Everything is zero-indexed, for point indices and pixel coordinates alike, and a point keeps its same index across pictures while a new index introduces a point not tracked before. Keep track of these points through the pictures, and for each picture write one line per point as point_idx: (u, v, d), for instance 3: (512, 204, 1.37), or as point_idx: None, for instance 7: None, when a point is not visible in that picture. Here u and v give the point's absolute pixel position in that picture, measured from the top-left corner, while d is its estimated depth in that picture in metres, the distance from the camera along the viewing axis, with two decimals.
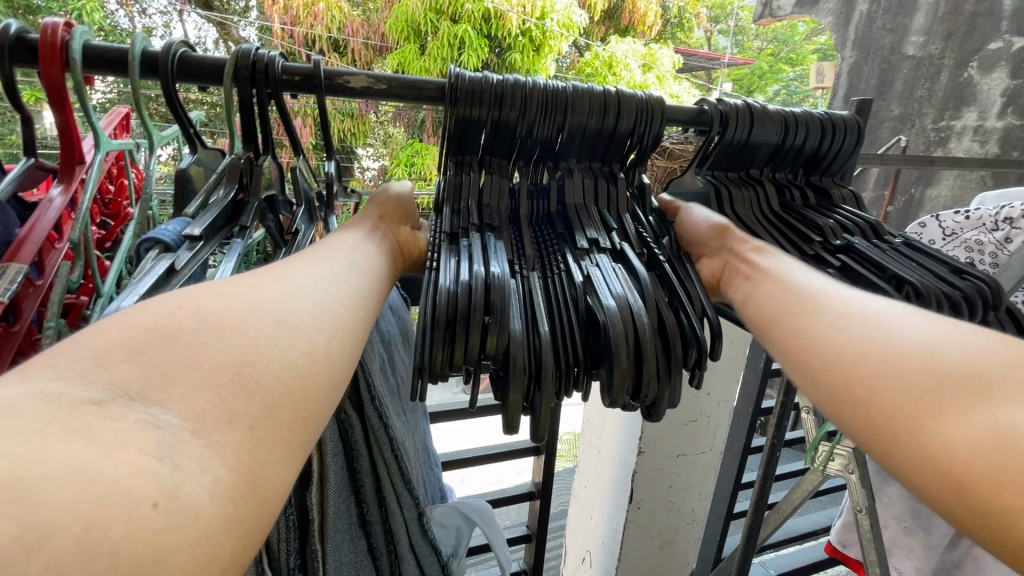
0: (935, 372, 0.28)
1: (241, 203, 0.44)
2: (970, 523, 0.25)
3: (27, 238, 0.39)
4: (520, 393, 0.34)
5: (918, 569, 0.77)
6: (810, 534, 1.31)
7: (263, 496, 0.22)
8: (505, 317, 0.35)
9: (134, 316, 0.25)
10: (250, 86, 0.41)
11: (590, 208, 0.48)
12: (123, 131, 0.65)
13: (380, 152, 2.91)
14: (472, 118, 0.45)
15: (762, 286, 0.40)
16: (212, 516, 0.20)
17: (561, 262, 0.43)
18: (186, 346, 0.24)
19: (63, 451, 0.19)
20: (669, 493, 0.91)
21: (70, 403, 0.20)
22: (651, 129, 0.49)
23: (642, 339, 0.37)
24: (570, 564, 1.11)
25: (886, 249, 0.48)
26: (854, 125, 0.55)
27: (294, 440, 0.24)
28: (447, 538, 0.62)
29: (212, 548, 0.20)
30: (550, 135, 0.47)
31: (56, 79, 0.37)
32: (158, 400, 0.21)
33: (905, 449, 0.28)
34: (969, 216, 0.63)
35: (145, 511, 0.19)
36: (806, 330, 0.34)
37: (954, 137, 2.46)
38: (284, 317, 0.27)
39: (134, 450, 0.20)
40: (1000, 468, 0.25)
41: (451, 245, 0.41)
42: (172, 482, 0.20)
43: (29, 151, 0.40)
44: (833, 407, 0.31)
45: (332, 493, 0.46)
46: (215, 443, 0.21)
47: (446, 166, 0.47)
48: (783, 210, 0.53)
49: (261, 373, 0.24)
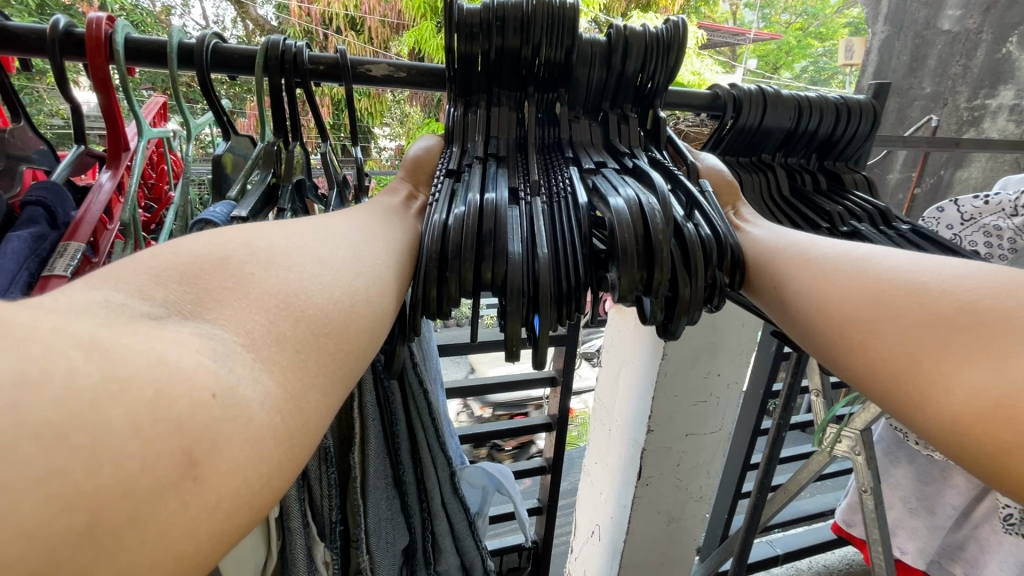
0: (930, 310, 0.30)
1: (275, 187, 0.46)
2: (975, 459, 0.26)
3: (83, 219, 0.42)
4: (518, 321, 0.35)
5: (921, 549, 0.78)
6: (817, 515, 1.35)
7: (305, 412, 0.24)
8: (501, 244, 0.36)
9: (182, 247, 0.28)
10: (279, 75, 0.43)
11: (598, 144, 0.49)
12: (161, 119, 0.69)
13: (396, 132, 2.94)
14: (475, 55, 0.45)
15: (758, 238, 0.43)
16: (263, 422, 0.22)
17: (567, 180, 0.43)
18: (233, 275, 0.26)
19: (132, 336, 0.21)
20: (677, 471, 0.93)
21: (132, 312, 0.23)
22: (666, 63, 0.48)
23: (656, 241, 0.36)
24: (579, 538, 1.14)
25: (894, 235, 0.48)
26: (870, 111, 0.54)
27: (335, 372, 0.27)
28: (473, 495, 0.67)
29: (261, 452, 0.22)
30: (558, 55, 0.46)
31: (101, 71, 0.40)
32: (212, 317, 0.24)
33: (906, 392, 0.29)
34: (989, 201, 0.62)
35: (205, 398, 0.21)
36: (803, 273, 0.36)
37: (988, 116, 2.35)
38: (324, 258, 0.31)
39: (195, 348, 0.22)
40: (1007, 411, 0.25)
41: (454, 180, 0.43)
42: (229, 381, 0.22)
43: (78, 139, 0.43)
44: (834, 348, 0.33)
45: (372, 453, 0.49)
46: (264, 358, 0.24)
47: (454, 105, 0.49)
48: (792, 195, 0.53)
49: (307, 304, 0.27)
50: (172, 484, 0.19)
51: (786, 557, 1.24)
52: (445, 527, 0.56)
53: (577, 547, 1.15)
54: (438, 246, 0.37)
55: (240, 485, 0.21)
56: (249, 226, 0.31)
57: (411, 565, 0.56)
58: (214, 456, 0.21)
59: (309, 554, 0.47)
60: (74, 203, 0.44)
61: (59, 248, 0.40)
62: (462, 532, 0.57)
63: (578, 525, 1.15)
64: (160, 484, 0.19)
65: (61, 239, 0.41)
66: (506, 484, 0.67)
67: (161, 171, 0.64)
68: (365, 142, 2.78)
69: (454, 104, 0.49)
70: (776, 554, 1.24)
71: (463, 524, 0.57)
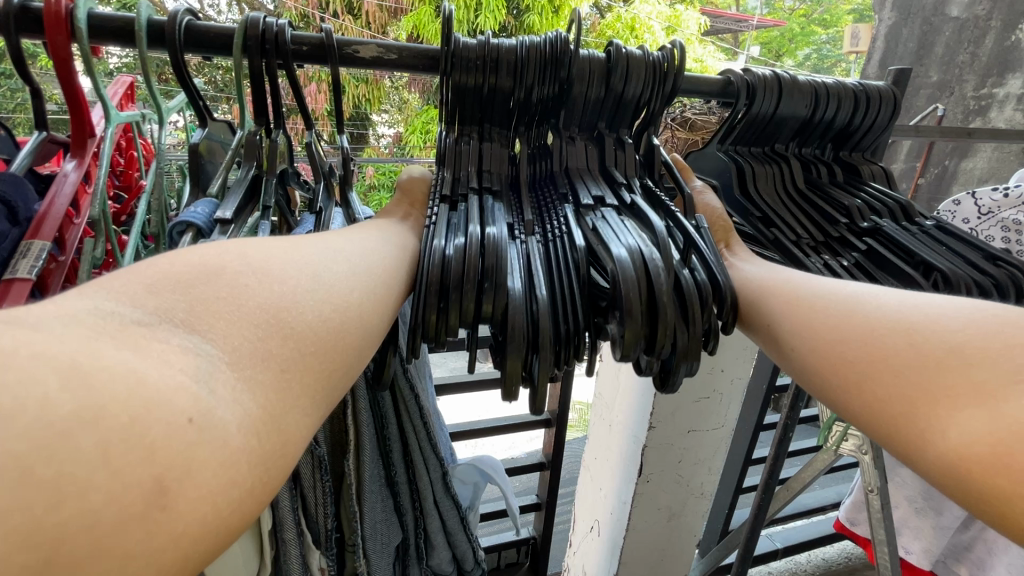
0: (921, 350, 0.28)
1: (257, 178, 0.43)
2: (975, 501, 0.24)
3: (48, 214, 0.40)
4: (519, 361, 0.33)
5: (926, 549, 0.77)
6: (817, 510, 1.35)
7: (287, 438, 0.22)
8: (501, 280, 0.34)
9: (180, 255, 0.25)
10: (260, 57, 0.40)
11: (594, 171, 0.46)
12: (128, 100, 0.65)
13: (394, 118, 2.87)
14: (467, 88, 0.43)
15: (744, 269, 0.41)
16: (239, 446, 0.20)
17: (562, 220, 0.41)
18: (229, 283, 0.24)
19: (112, 353, 0.19)
20: (679, 468, 0.91)
21: (120, 321, 0.21)
22: (663, 90, 0.46)
23: (660, 297, 0.34)
24: (577, 533, 1.13)
25: (916, 232, 0.47)
26: (890, 97, 0.51)
27: (321, 394, 0.25)
28: (465, 491, 0.65)
29: (233, 477, 0.20)
30: (552, 92, 0.44)
31: (63, 49, 0.37)
32: (201, 329, 0.22)
33: (899, 433, 0.27)
34: (1009, 194, 0.59)
35: (181, 425, 0.19)
36: (791, 313, 0.34)
37: (995, 105, 2.30)
38: (317, 271, 0.28)
39: (177, 367, 0.20)
40: (1006, 457, 0.23)
41: (449, 209, 0.40)
42: (208, 403, 0.20)
43: (40, 125, 0.41)
44: (824, 390, 0.31)
45: (368, 459, 0.47)
46: (247, 378, 0.22)
47: (447, 131, 0.45)
48: (808, 188, 0.51)
49: (297, 321, 0.25)
50: (137, 515, 0.17)
51: (785, 551, 1.24)
52: (437, 523, 0.55)
53: (576, 542, 1.14)
54: (439, 275, 0.34)
55: (210, 512, 0.19)
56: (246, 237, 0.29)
57: (404, 562, 0.54)
58: (185, 483, 0.18)
59: (303, 560, 0.46)
60: (34, 195, 0.41)
61: (21, 248, 0.38)
62: (455, 528, 0.56)
63: (575, 520, 1.14)
64: (125, 515, 0.17)
65: (23, 238, 0.39)
66: (497, 476, 0.66)
67: (128, 156, 0.62)
68: (363, 128, 2.73)
69: (447, 131, 0.45)
70: (777, 548, 1.24)
71: (455, 521, 0.55)
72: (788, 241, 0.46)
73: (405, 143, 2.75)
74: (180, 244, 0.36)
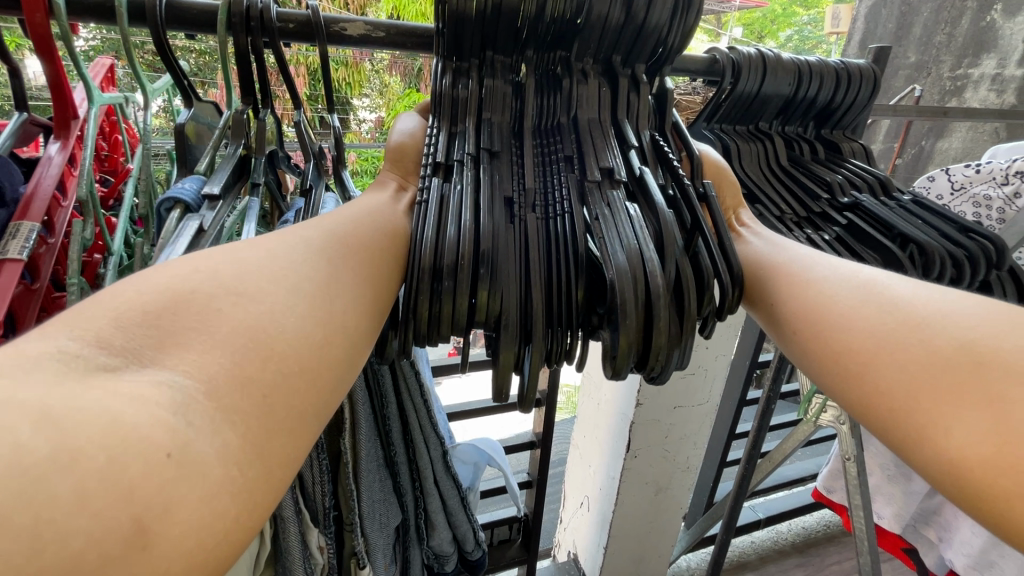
0: (932, 345, 0.28)
1: (246, 159, 0.43)
2: (974, 501, 0.25)
3: (34, 197, 0.40)
4: (511, 355, 0.34)
5: (896, 514, 0.82)
6: (797, 481, 1.40)
7: (271, 464, 0.22)
8: (497, 273, 0.35)
9: (147, 279, 0.25)
10: (245, 35, 0.39)
11: (607, 121, 0.44)
12: (110, 85, 0.64)
13: (376, 102, 2.76)
14: (467, 13, 0.41)
15: (756, 249, 0.41)
16: (220, 476, 0.20)
17: (566, 194, 0.40)
18: (198, 312, 0.24)
19: (83, 396, 0.19)
20: (665, 443, 0.94)
21: (85, 364, 0.21)
22: (684, 24, 0.43)
23: (655, 300, 0.35)
24: (568, 508, 1.16)
25: (894, 207, 0.48)
26: (870, 76, 0.53)
27: (305, 414, 0.25)
28: (465, 472, 0.66)
29: (216, 509, 0.20)
30: (566, 13, 0.42)
31: (42, 27, 0.35)
32: (173, 363, 0.22)
33: (901, 430, 0.28)
34: (980, 170, 0.61)
35: (160, 461, 0.19)
36: (800, 296, 0.35)
37: (971, 86, 2.36)
38: (297, 281, 0.28)
39: (153, 402, 0.20)
40: (1010, 459, 0.24)
41: (441, 179, 0.39)
42: (185, 436, 0.20)
43: (20, 104, 0.40)
44: (826, 375, 0.32)
45: (364, 437, 0.48)
46: (227, 406, 0.22)
47: (443, 69, 0.44)
48: (790, 164, 0.52)
49: (278, 339, 0.25)
50: (120, 554, 0.18)
51: (767, 521, 1.29)
52: (438, 503, 0.56)
53: (566, 517, 1.17)
54: (432, 261, 0.35)
55: (194, 547, 0.19)
56: (220, 249, 0.29)
57: (405, 541, 0.56)
58: (165, 522, 0.19)
59: (301, 538, 0.46)
60: (20, 179, 0.41)
61: (11, 229, 0.38)
62: (455, 508, 0.57)
63: (566, 497, 1.16)
64: (106, 557, 0.17)
65: (11, 220, 0.39)
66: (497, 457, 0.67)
67: (114, 142, 0.62)
68: (343, 112, 2.68)
69: (443, 65, 0.44)
70: (759, 518, 1.29)
71: (455, 500, 0.57)
72: (772, 216, 0.47)
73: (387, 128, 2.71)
74: (168, 219, 0.36)
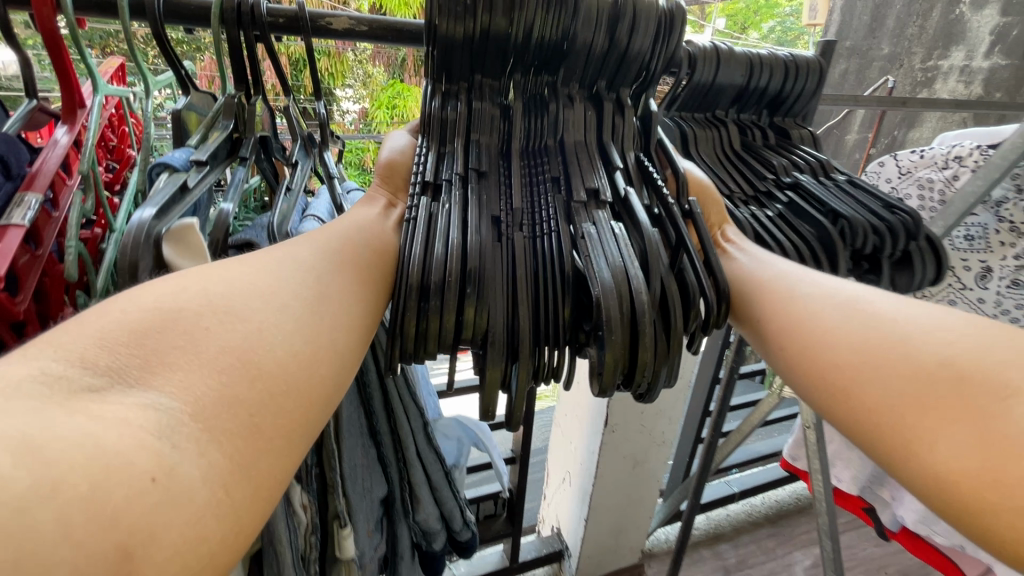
0: (913, 363, 0.31)
1: (237, 140, 0.47)
2: (958, 509, 0.28)
3: (39, 171, 0.42)
4: (498, 369, 0.37)
5: (854, 476, 0.88)
6: (770, 454, 1.47)
7: (253, 484, 0.24)
8: (484, 291, 0.37)
9: (133, 300, 0.27)
10: (237, 29, 0.42)
11: (591, 143, 0.48)
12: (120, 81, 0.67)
13: (359, 94, 2.72)
14: (455, 38, 0.44)
15: (749, 266, 0.44)
16: (204, 499, 0.22)
17: (555, 215, 0.43)
18: (185, 331, 0.26)
19: (65, 422, 0.21)
20: (642, 418, 0.99)
21: (70, 386, 0.22)
22: (670, 41, 0.48)
23: (639, 318, 0.37)
24: (551, 484, 1.20)
25: (831, 187, 0.53)
26: (816, 67, 0.57)
27: (286, 434, 0.27)
28: (449, 446, 0.69)
29: (201, 531, 0.22)
30: (553, 37, 0.45)
31: (49, 21, 0.38)
32: (158, 383, 0.24)
33: (889, 445, 0.30)
34: (924, 155, 0.67)
35: (145, 485, 0.21)
36: (790, 317, 0.38)
37: (941, 78, 2.42)
38: (284, 301, 0.31)
39: (138, 426, 0.22)
40: (991, 470, 0.27)
41: (430, 199, 0.42)
42: (171, 461, 0.22)
43: (29, 92, 0.43)
44: (816, 392, 0.35)
45: (344, 404, 0.52)
46: (212, 428, 0.24)
47: (433, 92, 0.47)
48: (743, 150, 0.56)
49: (262, 359, 0.27)
50: None
51: (741, 493, 1.36)
52: (421, 475, 0.58)
53: (548, 493, 1.22)
54: (419, 278, 0.37)
55: (179, 568, 0.21)
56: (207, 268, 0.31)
57: (390, 509, 0.60)
58: (149, 547, 0.20)
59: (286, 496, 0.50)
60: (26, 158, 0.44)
61: (15, 199, 0.40)
62: (439, 481, 0.59)
63: (548, 473, 1.21)
64: None
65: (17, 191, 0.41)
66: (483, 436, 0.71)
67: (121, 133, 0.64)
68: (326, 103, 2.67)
69: (432, 88, 0.47)
70: (733, 491, 1.35)
71: (439, 474, 0.59)
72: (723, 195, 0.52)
73: (370, 119, 2.71)
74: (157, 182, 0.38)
